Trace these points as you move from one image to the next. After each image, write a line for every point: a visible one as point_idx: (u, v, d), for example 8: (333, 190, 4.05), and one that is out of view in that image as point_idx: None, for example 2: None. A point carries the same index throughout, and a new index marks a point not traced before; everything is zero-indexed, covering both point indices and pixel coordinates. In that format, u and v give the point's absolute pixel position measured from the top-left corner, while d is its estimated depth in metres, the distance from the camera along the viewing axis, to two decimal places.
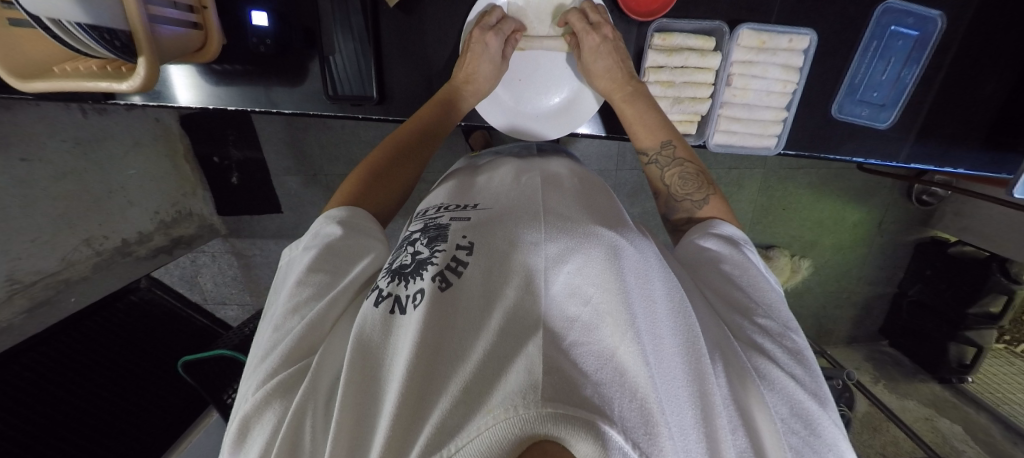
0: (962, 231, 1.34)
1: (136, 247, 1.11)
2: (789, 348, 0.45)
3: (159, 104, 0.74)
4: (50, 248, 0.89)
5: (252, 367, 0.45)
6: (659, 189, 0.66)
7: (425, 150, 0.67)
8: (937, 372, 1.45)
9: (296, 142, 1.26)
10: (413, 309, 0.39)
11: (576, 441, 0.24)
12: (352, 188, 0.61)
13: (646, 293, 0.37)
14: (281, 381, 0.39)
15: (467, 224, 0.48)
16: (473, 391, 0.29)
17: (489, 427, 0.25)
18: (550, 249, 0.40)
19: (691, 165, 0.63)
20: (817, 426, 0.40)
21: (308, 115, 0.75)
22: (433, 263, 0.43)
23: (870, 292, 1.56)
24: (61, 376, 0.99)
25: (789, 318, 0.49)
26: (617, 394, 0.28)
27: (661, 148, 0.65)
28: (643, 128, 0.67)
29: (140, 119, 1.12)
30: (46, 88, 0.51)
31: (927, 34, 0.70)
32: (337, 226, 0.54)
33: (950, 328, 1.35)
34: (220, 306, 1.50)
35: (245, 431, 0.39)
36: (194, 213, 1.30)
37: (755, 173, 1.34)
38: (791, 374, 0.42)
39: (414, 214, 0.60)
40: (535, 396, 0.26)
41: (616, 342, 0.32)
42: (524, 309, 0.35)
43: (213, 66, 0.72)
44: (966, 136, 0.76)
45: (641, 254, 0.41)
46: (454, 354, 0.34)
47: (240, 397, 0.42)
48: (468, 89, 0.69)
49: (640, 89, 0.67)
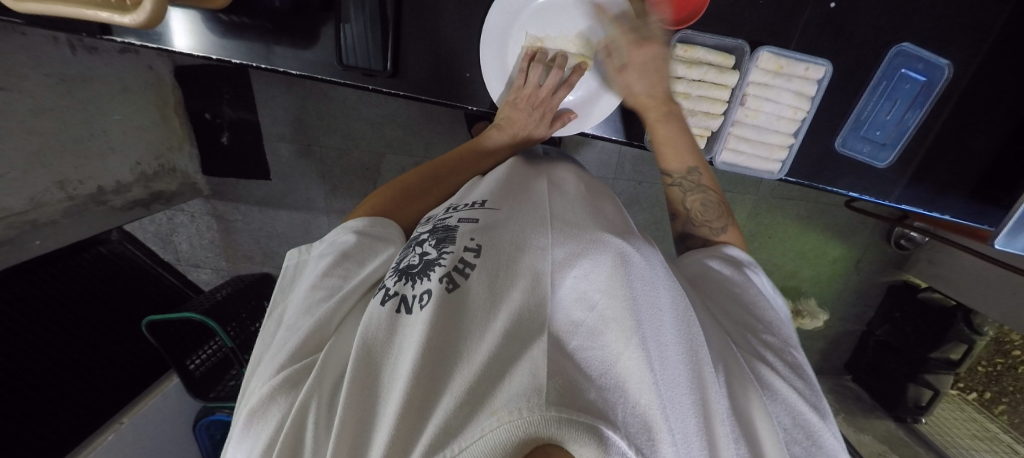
0: (933, 278, 1.41)
1: (112, 196, 1.05)
2: (789, 362, 0.46)
3: (156, 47, 0.70)
4: (21, 185, 0.84)
5: (262, 363, 0.42)
6: (678, 212, 0.68)
7: (445, 187, 0.67)
8: (893, 410, 1.49)
9: (295, 108, 1.23)
10: (420, 309, 0.37)
11: (578, 445, 0.23)
12: (377, 204, 0.60)
13: (654, 301, 0.36)
14: (286, 378, 0.38)
15: (476, 225, 0.46)
16: (476, 393, 0.28)
17: (493, 429, 0.24)
18: (558, 253, 0.38)
19: (714, 194, 0.66)
20: (820, 438, 0.41)
21: (314, 80, 0.73)
22: (440, 264, 0.41)
23: (841, 327, 1.61)
24: (16, 323, 0.93)
25: (789, 336, 0.50)
26: (620, 400, 0.27)
27: (687, 173, 0.67)
28: (674, 149, 0.68)
29: (133, 63, 1.07)
30: (38, 9, 0.48)
31: (934, 81, 0.73)
32: (352, 235, 0.52)
33: (911, 369, 1.40)
34: (192, 268, 1.46)
35: (251, 424, 0.37)
36: (178, 169, 1.25)
37: (747, 198, 1.36)
38: (792, 385, 0.43)
39: (427, 215, 0.58)
40: (540, 400, 0.25)
41: (621, 348, 0.31)
42: (529, 312, 0.34)
43: (220, 16, 0.69)
44: (954, 185, 0.79)
45: (648, 263, 0.39)
46: (459, 352, 0.33)
47: (249, 392, 0.40)
48: (501, 133, 0.73)
49: (675, 110, 0.69)
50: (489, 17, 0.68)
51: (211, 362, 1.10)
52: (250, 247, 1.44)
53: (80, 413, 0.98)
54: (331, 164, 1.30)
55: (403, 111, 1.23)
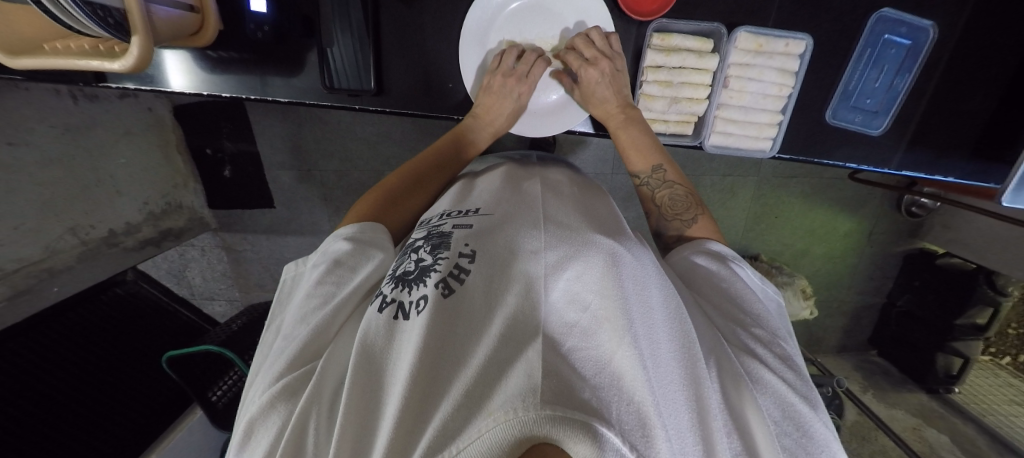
0: (949, 243, 1.37)
1: (123, 238, 1.08)
2: (778, 354, 0.45)
3: (151, 88, 0.73)
4: (34, 235, 0.86)
5: (260, 374, 0.43)
6: (651, 208, 0.67)
7: (432, 184, 0.68)
8: (924, 382, 1.46)
9: (291, 136, 1.25)
10: (416, 315, 0.37)
11: (575, 444, 0.23)
12: (366, 209, 0.61)
13: (646, 301, 0.36)
14: (283, 387, 0.38)
15: (470, 231, 0.47)
16: (474, 394, 0.28)
17: (489, 429, 0.24)
18: (550, 256, 0.39)
19: (681, 187, 0.65)
20: (808, 428, 0.40)
21: (305, 106, 0.74)
22: (435, 270, 0.42)
23: (860, 302, 1.57)
24: (38, 367, 0.95)
25: (779, 328, 0.49)
26: (614, 398, 0.27)
27: (653, 171, 0.67)
28: (635, 150, 0.68)
29: (133, 107, 1.10)
30: (33, 64, 0.50)
31: (919, 44, 0.72)
32: (346, 243, 0.53)
33: (937, 338, 1.37)
34: (208, 301, 1.48)
35: (249, 434, 0.38)
36: (185, 206, 1.27)
37: (749, 180, 1.34)
38: (782, 377, 0.43)
39: (417, 222, 0.59)
40: (534, 400, 0.25)
41: (614, 347, 0.31)
42: (524, 316, 0.34)
43: (209, 53, 0.72)
44: (954, 146, 0.78)
45: (640, 261, 0.40)
46: (458, 358, 0.33)
47: (247, 404, 0.41)
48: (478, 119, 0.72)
49: (633, 116, 0.69)
50: (468, 21, 0.69)
51: (233, 392, 1.10)
52: (262, 275, 1.47)
53: (108, 452, 1.00)
54: (332, 186, 1.32)
55: (397, 128, 1.24)
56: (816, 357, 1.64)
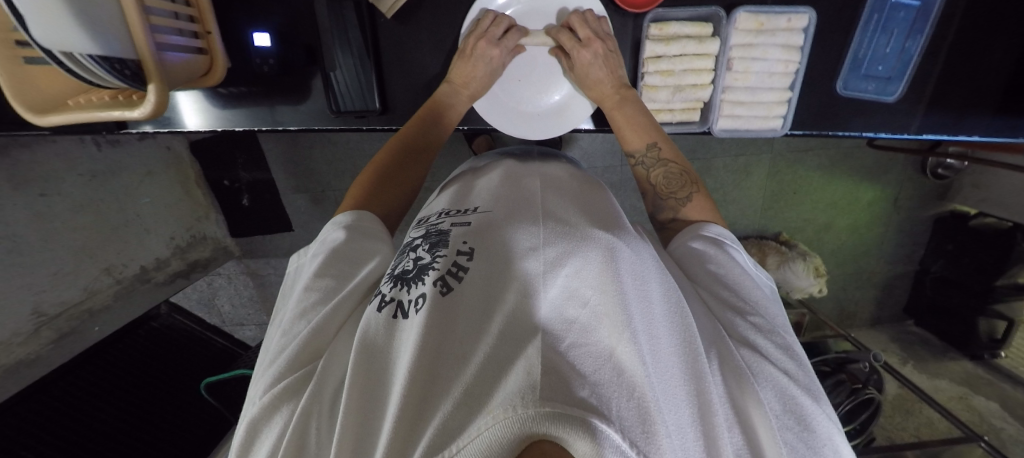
0: (981, 202, 1.31)
1: (155, 273, 1.12)
2: (783, 346, 0.45)
3: (169, 130, 0.76)
4: (74, 278, 0.91)
5: (260, 372, 0.45)
6: (645, 190, 0.66)
7: (420, 164, 0.68)
8: (968, 350, 1.42)
9: (302, 160, 1.28)
10: (414, 314, 0.38)
11: (575, 441, 0.23)
12: (355, 194, 0.62)
13: (644, 296, 0.36)
14: (287, 386, 0.39)
15: (467, 229, 0.47)
16: (474, 393, 0.29)
17: (488, 427, 0.25)
18: (548, 252, 0.39)
19: (675, 165, 0.64)
20: (810, 422, 0.40)
21: (313, 131, 0.77)
22: (434, 269, 0.42)
23: (892, 271, 1.52)
24: (88, 403, 1.00)
25: (782, 318, 0.48)
26: (614, 394, 0.27)
27: (647, 150, 0.65)
28: (632, 129, 0.67)
29: (151, 147, 1.14)
30: (59, 121, 0.53)
31: (929, 4, 0.69)
32: (342, 231, 0.54)
33: (976, 303, 1.32)
34: (239, 327, 1.53)
35: (253, 436, 0.39)
36: (209, 237, 1.32)
37: (763, 158, 1.31)
38: (784, 370, 0.42)
39: (416, 219, 0.60)
40: (533, 396, 0.25)
41: (614, 342, 0.31)
42: (524, 313, 0.34)
43: (220, 90, 0.74)
44: (975, 104, 0.75)
45: (639, 255, 0.40)
46: (458, 356, 0.33)
47: (248, 402, 0.42)
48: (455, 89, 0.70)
49: (628, 95, 0.68)
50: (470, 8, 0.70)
51: None
52: None
53: None
54: None
55: None
56: (849, 332, 1.59)
